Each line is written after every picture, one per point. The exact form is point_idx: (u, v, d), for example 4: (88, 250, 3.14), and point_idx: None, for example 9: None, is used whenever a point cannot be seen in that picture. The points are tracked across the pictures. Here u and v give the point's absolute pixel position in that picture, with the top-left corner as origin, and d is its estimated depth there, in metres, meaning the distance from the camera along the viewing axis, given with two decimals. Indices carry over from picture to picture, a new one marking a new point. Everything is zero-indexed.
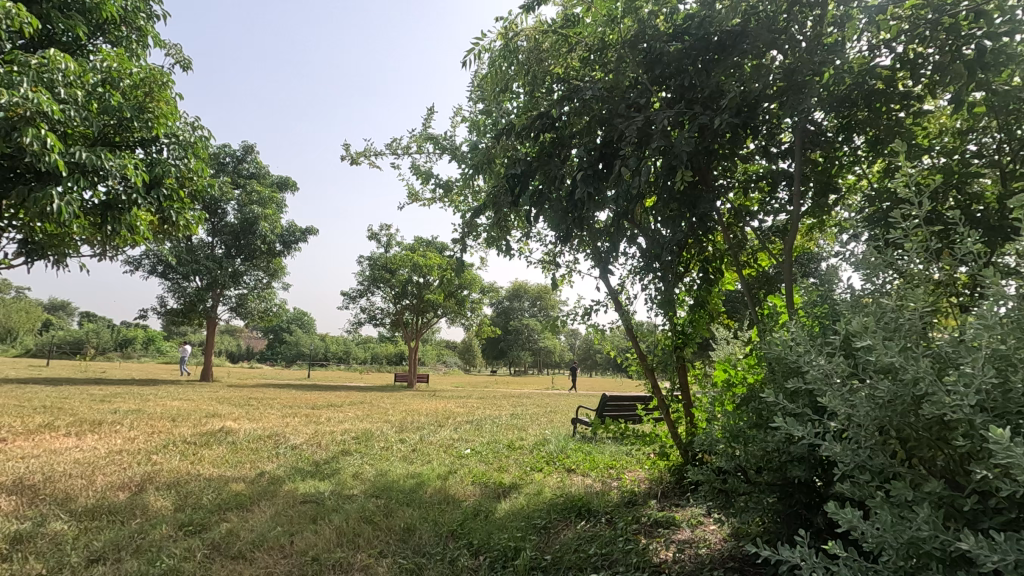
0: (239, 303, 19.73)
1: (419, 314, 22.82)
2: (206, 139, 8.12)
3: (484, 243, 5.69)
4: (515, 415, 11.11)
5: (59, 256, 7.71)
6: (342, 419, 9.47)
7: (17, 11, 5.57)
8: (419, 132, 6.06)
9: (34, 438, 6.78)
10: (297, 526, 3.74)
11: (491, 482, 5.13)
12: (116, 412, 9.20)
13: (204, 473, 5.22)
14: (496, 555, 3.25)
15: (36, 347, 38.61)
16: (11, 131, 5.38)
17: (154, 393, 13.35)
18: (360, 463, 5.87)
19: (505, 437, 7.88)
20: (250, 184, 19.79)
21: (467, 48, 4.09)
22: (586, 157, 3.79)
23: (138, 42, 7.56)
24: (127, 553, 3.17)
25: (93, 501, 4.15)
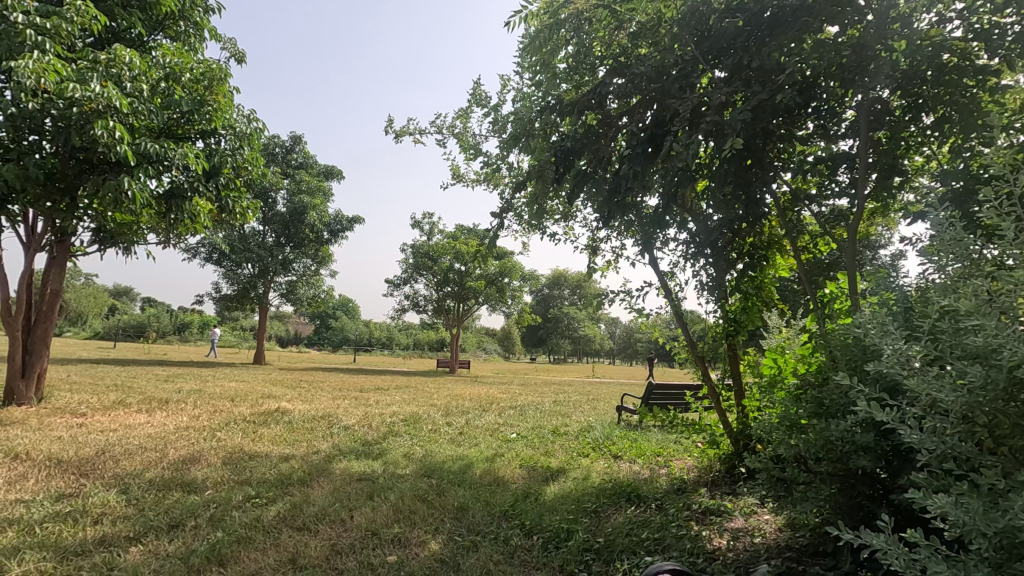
0: (289, 289, 20.45)
1: (460, 301, 23.06)
2: (261, 129, 8.36)
3: (528, 227, 5.68)
4: (558, 402, 11.15)
5: (128, 244, 8.18)
6: (390, 402, 9.74)
7: (87, 8, 5.97)
8: (464, 115, 6.08)
9: (110, 413, 7.27)
10: (355, 501, 3.89)
11: (539, 466, 5.18)
12: (181, 391, 9.73)
13: (266, 450, 5.48)
14: (548, 536, 3.30)
15: (104, 330, 41.16)
16: (86, 123, 5.78)
17: (214, 374, 14.06)
18: (410, 444, 6.03)
19: (549, 423, 7.92)
20: (298, 174, 20.37)
21: (513, 11, 4.00)
22: (636, 136, 3.70)
23: (197, 37, 7.84)
24: (204, 520, 3.38)
25: (167, 473, 4.42)
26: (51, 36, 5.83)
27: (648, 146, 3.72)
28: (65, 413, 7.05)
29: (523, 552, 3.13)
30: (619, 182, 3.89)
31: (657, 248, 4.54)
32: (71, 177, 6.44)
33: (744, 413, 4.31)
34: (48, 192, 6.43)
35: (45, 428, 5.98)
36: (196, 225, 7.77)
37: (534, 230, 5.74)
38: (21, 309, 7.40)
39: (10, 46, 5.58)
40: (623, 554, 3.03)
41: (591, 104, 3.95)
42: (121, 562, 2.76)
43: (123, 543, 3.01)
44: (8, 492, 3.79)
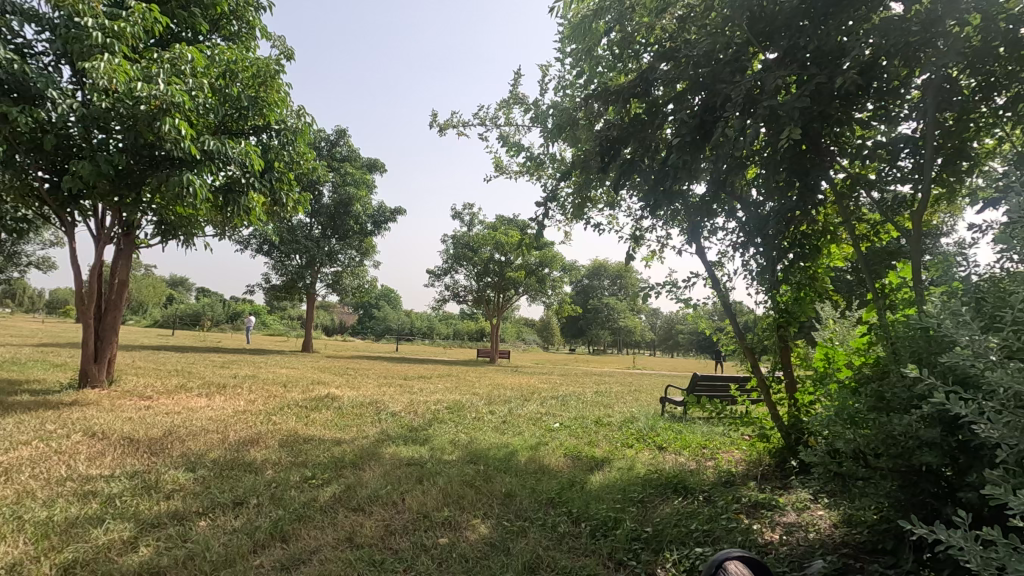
0: (335, 280, 21.03)
1: (500, 292, 23.17)
2: (311, 124, 8.56)
3: (571, 216, 5.63)
4: (600, 392, 11.12)
5: (187, 236, 8.59)
6: (434, 390, 9.93)
7: (150, 11, 6.27)
8: (506, 104, 6.07)
9: (174, 396, 7.69)
10: (405, 485, 4.01)
11: (583, 455, 5.19)
12: (236, 377, 10.19)
13: (318, 434, 5.69)
14: (596, 524, 3.31)
15: (164, 318, 43.47)
16: (152, 122, 6.12)
17: (266, 361, 14.65)
18: (455, 432, 6.13)
19: (592, 413, 7.92)
20: (344, 167, 20.83)
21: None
22: (684, 123, 3.61)
23: (249, 35, 8.06)
24: (266, 499, 3.55)
25: (228, 453, 4.66)
26: (120, 38, 6.23)
27: (697, 133, 3.63)
28: (133, 396, 7.49)
29: (572, 539, 3.16)
30: (666, 170, 3.80)
31: (705, 237, 4.45)
32: (138, 173, 6.82)
33: (796, 407, 4.20)
34: (117, 187, 6.81)
35: (116, 409, 6.39)
36: (250, 218, 8.07)
37: (576, 219, 5.69)
38: (93, 298, 7.87)
39: (82, 50, 5.92)
40: (673, 544, 3.02)
41: (637, 91, 3.88)
42: (193, 535, 2.94)
43: (194, 517, 3.20)
44: (89, 467, 4.09)
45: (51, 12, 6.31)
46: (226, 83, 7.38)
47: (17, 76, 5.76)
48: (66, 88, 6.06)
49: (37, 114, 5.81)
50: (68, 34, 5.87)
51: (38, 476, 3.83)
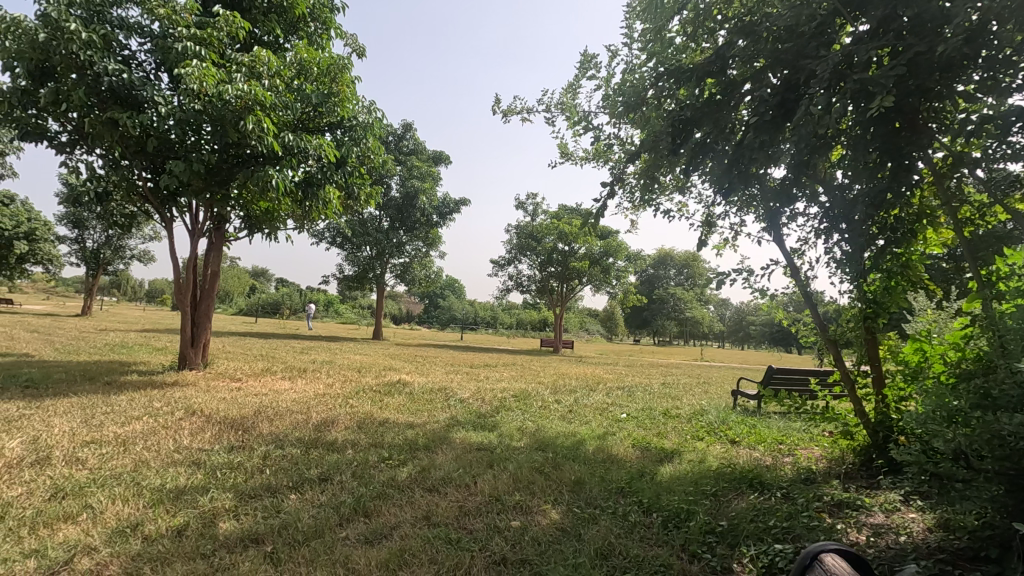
0: (403, 270, 21.75)
1: (564, 282, 23.12)
2: (382, 119, 8.82)
3: (638, 203, 5.51)
4: (668, 384, 10.91)
5: (270, 230, 9.13)
6: (500, 378, 10.11)
7: (233, 17, 6.70)
8: (573, 90, 6.00)
9: (261, 379, 8.26)
10: (477, 469, 4.13)
11: (651, 446, 5.12)
12: (315, 362, 10.80)
13: (392, 417, 5.94)
14: (668, 515, 3.27)
15: (248, 307, 46.65)
16: (239, 120, 6.55)
17: (341, 348, 15.41)
18: (522, 419, 6.22)
19: (660, 405, 7.78)
20: (410, 160, 21.37)
21: None
22: (763, 102, 3.44)
23: (324, 34, 8.36)
24: (348, 476, 3.77)
25: (312, 433, 4.96)
26: (210, 44, 6.70)
27: (777, 113, 3.46)
28: (226, 378, 8.11)
29: (643, 528, 3.14)
30: (741, 153, 3.63)
31: (783, 223, 4.24)
32: (227, 170, 7.33)
33: (884, 404, 3.95)
34: (209, 185, 7.33)
35: (211, 390, 6.95)
36: (326, 211, 8.48)
37: (644, 206, 5.57)
38: (190, 288, 8.55)
39: (177, 58, 6.40)
40: (750, 539, 2.93)
41: (712, 70, 3.73)
42: (286, 507, 3.16)
43: (286, 490, 3.45)
44: (192, 441, 4.49)
45: (151, 24, 6.85)
46: (303, 82, 7.72)
47: (124, 84, 6.31)
48: (165, 94, 6.58)
49: (141, 119, 6.35)
50: (165, 44, 6.37)
51: (150, 448, 4.24)
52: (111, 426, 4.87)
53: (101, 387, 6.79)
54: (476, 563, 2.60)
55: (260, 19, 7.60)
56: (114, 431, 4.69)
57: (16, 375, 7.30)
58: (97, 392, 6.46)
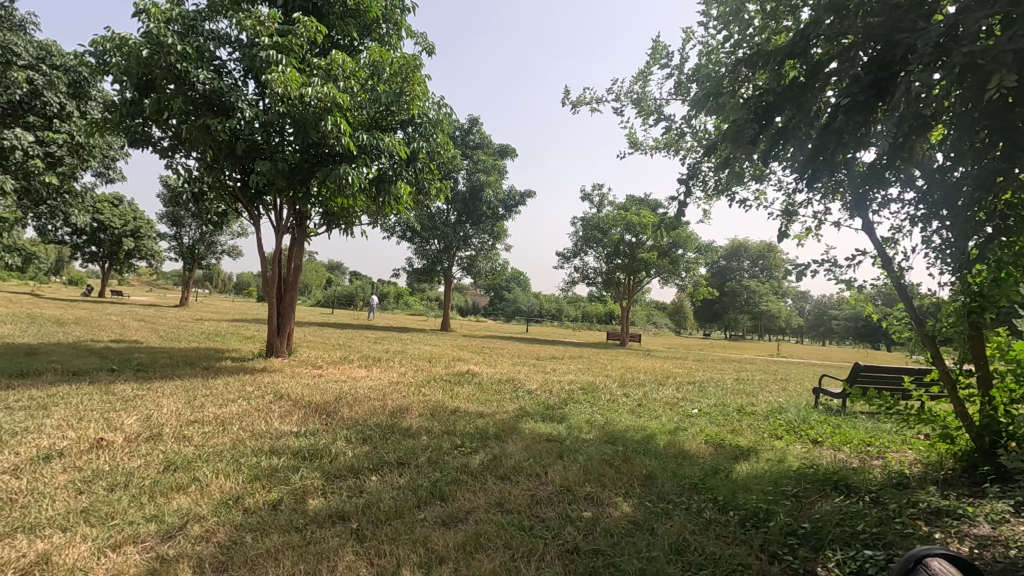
0: (470, 263, 22.15)
1: (630, 274, 22.66)
2: (450, 114, 8.97)
3: (712, 192, 5.31)
4: (742, 379, 10.51)
5: (347, 225, 9.56)
6: (566, 370, 10.11)
7: (313, 23, 7.04)
8: (642, 79, 5.85)
9: (340, 366, 8.71)
10: (547, 459, 4.17)
11: (726, 443, 4.96)
12: (388, 352, 11.26)
13: (463, 406, 6.10)
14: (745, 514, 3.17)
15: (325, 299, 49.23)
16: (319, 121, 6.91)
17: (412, 338, 15.97)
18: (591, 412, 6.20)
19: (734, 401, 7.51)
20: (477, 154, 21.63)
21: None
22: (854, 82, 3.20)
23: (395, 35, 8.59)
24: (424, 461, 3.92)
25: (388, 419, 5.19)
26: (291, 50, 7.08)
27: (869, 93, 3.23)
28: (308, 365, 8.63)
29: (719, 526, 3.06)
30: (828, 137, 3.40)
31: (874, 210, 3.95)
32: (308, 169, 7.75)
33: (991, 406, 3.64)
34: (292, 184, 7.79)
35: (296, 376, 7.42)
36: (398, 206, 8.77)
37: (719, 196, 5.37)
38: (275, 281, 9.15)
39: (262, 65, 6.81)
40: (836, 543, 2.78)
41: (795, 50, 3.51)
42: (367, 487, 3.34)
43: (367, 472, 3.65)
44: (281, 423, 4.82)
45: (238, 34, 7.34)
46: (376, 82, 7.99)
47: (215, 92, 6.79)
48: (251, 99, 7.03)
49: (231, 123, 6.81)
50: (253, 53, 6.80)
51: (245, 428, 4.60)
52: (211, 407, 5.31)
53: (201, 372, 7.42)
54: (550, 551, 2.64)
55: (337, 24, 7.93)
56: (214, 412, 5.12)
57: (129, 359, 8.12)
58: (197, 376, 7.07)
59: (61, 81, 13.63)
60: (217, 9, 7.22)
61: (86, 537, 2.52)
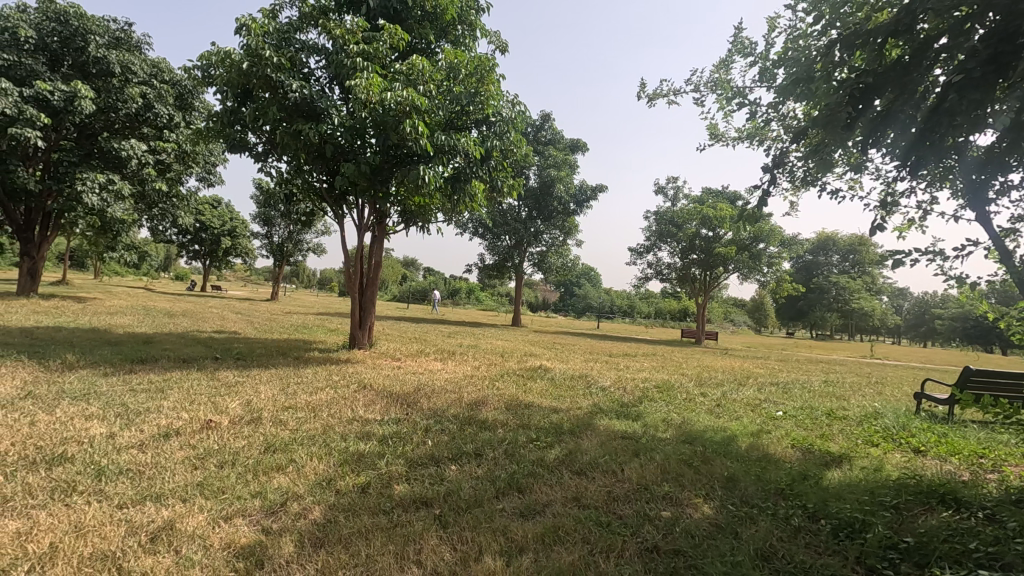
0: (541, 259, 22.25)
1: (707, 269, 21.82)
2: (524, 111, 9.01)
3: (800, 183, 5.02)
4: (831, 382, 9.88)
5: (424, 223, 9.87)
6: (640, 368, 9.93)
7: (394, 29, 7.33)
8: (724, 67, 5.63)
9: (417, 359, 9.05)
10: (623, 457, 4.13)
11: (815, 449, 4.70)
12: (462, 346, 11.56)
13: (537, 401, 6.15)
14: (838, 524, 2.99)
15: (401, 294, 51.17)
16: (399, 124, 7.19)
17: (485, 333, 16.27)
18: (666, 411, 6.06)
19: (823, 404, 7.07)
20: (548, 150, 21.61)
21: None
22: (969, 59, 2.91)
23: (470, 35, 8.74)
24: (501, 453, 4.01)
25: (464, 411, 5.34)
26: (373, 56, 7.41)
27: (987, 70, 2.93)
28: (388, 357, 9.03)
29: (809, 534, 2.92)
30: (937, 120, 3.11)
31: (991, 199, 3.58)
32: (387, 169, 8.08)
33: None
34: (373, 184, 8.16)
35: (377, 367, 7.79)
36: (472, 204, 8.94)
37: (808, 187, 5.06)
38: (357, 276, 9.62)
39: (347, 71, 7.17)
40: (945, 561, 2.57)
41: (897, 28, 3.23)
42: (448, 476, 3.46)
43: (447, 461, 3.78)
44: (366, 412, 5.09)
45: (327, 43, 7.77)
46: (452, 83, 8.18)
47: (305, 98, 7.23)
48: (337, 104, 7.43)
49: (319, 128, 7.23)
50: (340, 60, 7.18)
51: (334, 415, 4.90)
52: (303, 395, 5.69)
53: (292, 361, 7.97)
54: (628, 548, 2.63)
55: (415, 28, 8.20)
56: (306, 399, 5.49)
57: (230, 349, 8.84)
58: (289, 365, 7.59)
59: (170, 94, 14.96)
60: (307, 20, 7.68)
61: (202, 507, 2.80)
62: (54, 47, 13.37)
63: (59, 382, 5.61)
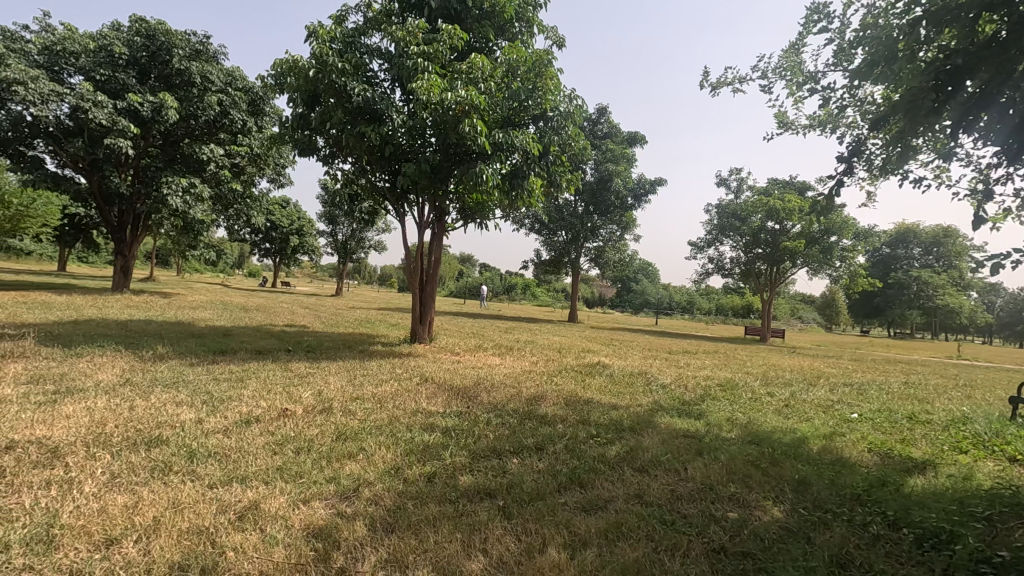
0: (598, 254, 22.03)
1: (773, 264, 20.91)
2: (582, 106, 8.95)
3: (879, 172, 4.72)
4: (912, 383, 9.27)
5: (482, 220, 9.99)
6: (702, 365, 9.67)
7: (453, 30, 7.45)
8: (795, 52, 5.38)
9: (476, 354, 9.21)
10: (686, 455, 4.05)
11: (895, 454, 4.43)
12: (520, 341, 11.66)
13: (596, 397, 6.14)
14: (923, 533, 2.82)
15: (458, 289, 52.09)
16: (459, 123, 7.32)
17: (541, 329, 16.32)
18: (731, 410, 5.89)
19: (903, 407, 6.65)
20: (606, 144, 21.30)
21: None
22: None
23: (528, 32, 8.76)
24: (561, 448, 4.03)
25: (524, 406, 5.40)
26: (433, 56, 7.56)
27: None
28: (448, 352, 9.25)
29: (889, 543, 2.76)
30: None
31: None
32: (447, 168, 8.25)
33: None
34: (433, 183, 8.35)
35: (438, 361, 8.00)
36: (530, 200, 8.99)
37: (887, 176, 4.77)
38: (418, 272, 9.88)
39: (410, 73, 7.36)
40: None
41: (992, 3, 2.97)
42: (510, 469, 3.52)
43: (508, 455, 3.84)
44: (429, 404, 5.25)
45: (389, 46, 7.99)
46: (510, 81, 8.24)
47: (369, 101, 7.47)
48: (398, 106, 7.63)
49: (381, 130, 7.47)
50: (401, 63, 7.38)
51: (399, 407, 5.08)
52: (369, 387, 5.93)
53: (357, 354, 8.31)
54: (694, 548, 2.59)
55: (474, 28, 8.31)
56: (372, 391, 5.72)
57: (301, 342, 9.33)
58: (355, 358, 7.92)
59: (243, 101, 15.83)
60: (371, 24, 7.93)
61: (283, 490, 2.99)
62: (143, 61, 14.47)
63: (151, 371, 6.10)
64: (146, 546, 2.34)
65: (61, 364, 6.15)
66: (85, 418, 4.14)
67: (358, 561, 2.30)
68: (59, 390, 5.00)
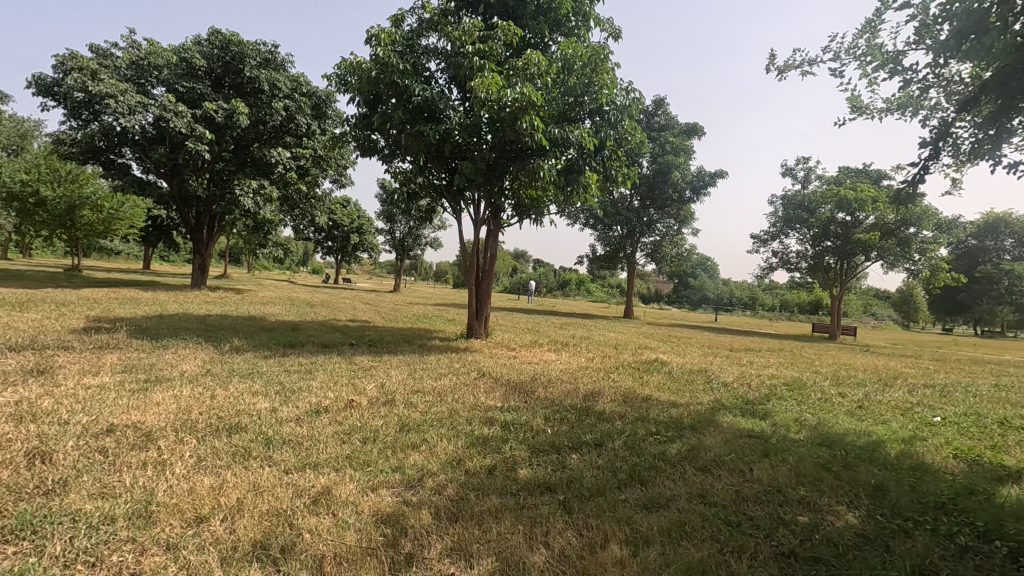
0: (654, 249, 21.58)
1: (844, 258, 19.77)
2: (640, 99, 8.79)
3: (966, 156, 4.39)
4: (1004, 386, 8.56)
5: (537, 216, 10.00)
6: (766, 363, 9.31)
7: (508, 27, 7.46)
8: (870, 32, 5.07)
9: (532, 350, 9.25)
10: (751, 456, 3.93)
11: (985, 461, 4.11)
12: (575, 337, 11.61)
13: (654, 394, 6.04)
14: (1019, 547, 2.61)
15: (512, 285, 52.42)
16: (516, 120, 7.36)
17: (596, 325, 16.19)
18: (799, 410, 5.64)
19: (994, 411, 6.15)
20: (663, 136, 20.77)
21: None
22: None
23: (584, 26, 8.67)
24: (620, 445, 4.00)
25: (581, 402, 5.39)
26: (489, 55, 7.62)
27: None
28: (504, 347, 9.35)
29: (979, 556, 2.58)
30: None
31: None
32: (502, 164, 8.31)
33: None
34: (490, 179, 8.43)
35: (495, 356, 8.10)
36: (586, 195, 8.91)
37: (976, 162, 4.43)
38: (474, 268, 10.03)
39: (466, 72, 7.46)
40: None
41: None
42: (569, 464, 3.53)
43: (567, 450, 3.85)
44: (487, 398, 5.34)
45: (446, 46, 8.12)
46: (566, 76, 8.21)
47: (427, 101, 7.63)
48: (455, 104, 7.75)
49: (440, 129, 7.59)
50: (458, 62, 7.49)
51: (458, 400, 5.19)
52: (429, 380, 6.08)
53: (416, 349, 8.53)
54: (763, 551, 2.51)
55: (530, 24, 8.31)
56: (432, 384, 5.87)
57: (363, 336, 9.68)
58: (414, 352, 8.15)
59: (307, 106, 16.54)
60: (429, 25, 8.08)
61: (352, 477, 3.13)
62: (218, 71, 15.39)
63: (229, 363, 6.50)
64: (231, 525, 2.51)
65: (150, 355, 6.65)
66: (172, 406, 4.47)
67: (424, 548, 2.38)
68: (149, 379, 5.41)
